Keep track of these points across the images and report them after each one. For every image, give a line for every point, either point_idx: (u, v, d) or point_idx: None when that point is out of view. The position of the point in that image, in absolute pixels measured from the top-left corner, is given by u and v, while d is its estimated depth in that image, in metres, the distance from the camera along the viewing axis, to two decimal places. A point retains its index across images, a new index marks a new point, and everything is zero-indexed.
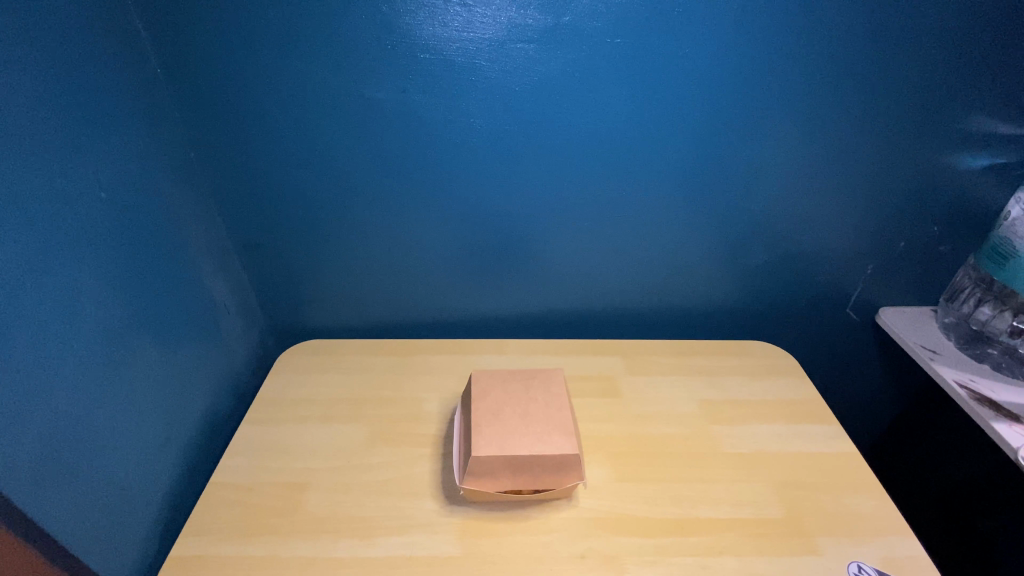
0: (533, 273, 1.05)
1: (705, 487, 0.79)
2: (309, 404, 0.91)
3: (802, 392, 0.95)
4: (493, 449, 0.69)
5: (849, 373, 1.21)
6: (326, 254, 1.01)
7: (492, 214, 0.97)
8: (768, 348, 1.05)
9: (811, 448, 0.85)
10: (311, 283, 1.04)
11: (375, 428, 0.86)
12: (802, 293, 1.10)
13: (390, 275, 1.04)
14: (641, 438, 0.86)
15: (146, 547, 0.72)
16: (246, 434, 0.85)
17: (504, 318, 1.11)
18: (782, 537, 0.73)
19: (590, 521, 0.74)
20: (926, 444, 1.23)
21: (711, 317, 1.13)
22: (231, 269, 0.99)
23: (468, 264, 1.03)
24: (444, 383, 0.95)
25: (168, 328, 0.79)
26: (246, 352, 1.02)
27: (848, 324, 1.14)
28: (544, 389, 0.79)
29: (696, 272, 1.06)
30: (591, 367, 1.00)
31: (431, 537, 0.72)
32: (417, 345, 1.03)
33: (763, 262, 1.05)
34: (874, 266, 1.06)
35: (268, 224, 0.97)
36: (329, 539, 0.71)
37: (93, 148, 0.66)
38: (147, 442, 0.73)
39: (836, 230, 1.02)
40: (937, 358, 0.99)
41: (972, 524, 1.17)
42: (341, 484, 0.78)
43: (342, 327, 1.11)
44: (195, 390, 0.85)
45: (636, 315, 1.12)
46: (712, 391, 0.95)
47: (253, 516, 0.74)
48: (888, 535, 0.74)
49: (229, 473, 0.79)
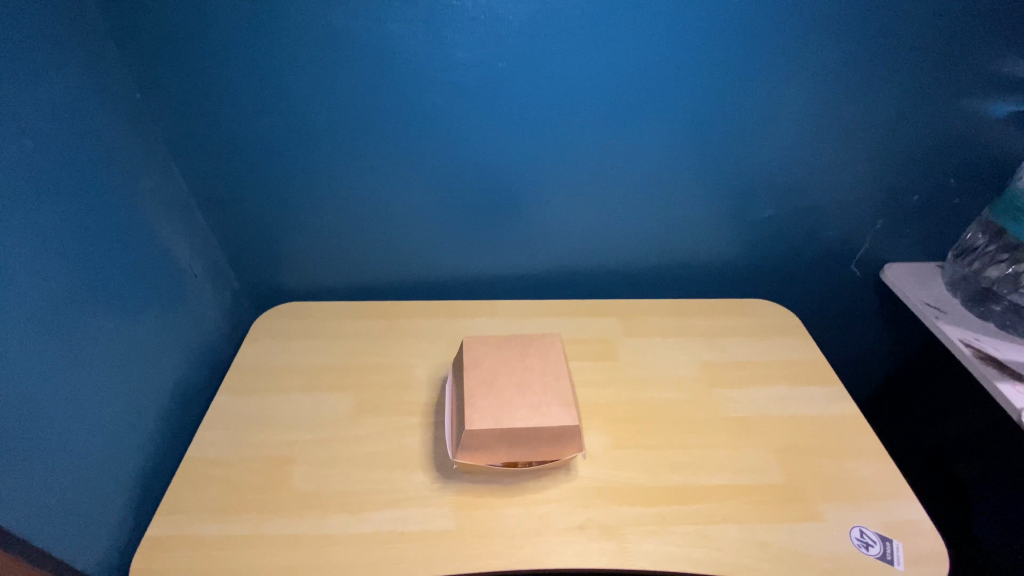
0: (524, 229, 0.98)
1: (705, 453, 0.77)
2: (290, 372, 0.85)
3: (804, 353, 0.92)
4: (487, 423, 0.65)
5: (850, 332, 1.18)
6: (304, 210, 0.93)
7: (480, 163, 0.89)
8: (770, 306, 1.01)
9: (811, 411, 0.83)
10: (285, 240, 0.96)
11: (363, 397, 0.82)
12: (807, 248, 1.05)
13: (373, 233, 0.96)
14: (640, 404, 0.83)
15: (121, 527, 0.68)
16: (222, 405, 0.80)
17: (496, 278, 1.05)
18: (784, 503, 0.71)
19: (589, 490, 0.72)
20: (925, 402, 1.20)
21: (714, 276, 1.08)
22: (194, 225, 0.90)
23: (455, 217, 0.95)
24: (434, 348, 0.90)
25: (121, 293, 0.71)
26: (220, 317, 0.95)
27: (852, 281, 1.10)
28: (541, 356, 0.73)
29: (698, 226, 1.00)
30: (588, 329, 0.95)
31: (424, 510, 0.69)
32: (406, 308, 0.97)
33: (769, 216, 0.99)
34: (883, 220, 1.02)
35: (233, 175, 0.88)
36: (318, 515, 0.68)
37: (13, 85, 0.57)
38: (108, 419, 0.67)
39: (848, 183, 0.96)
40: (943, 317, 0.97)
41: (964, 486, 1.14)
42: (327, 457, 0.74)
43: (322, 288, 1.04)
44: (161, 360, 0.78)
45: (633, 272, 1.06)
46: (713, 352, 0.92)
47: (234, 494, 0.70)
48: (888, 499, 0.72)
49: (206, 448, 0.75)
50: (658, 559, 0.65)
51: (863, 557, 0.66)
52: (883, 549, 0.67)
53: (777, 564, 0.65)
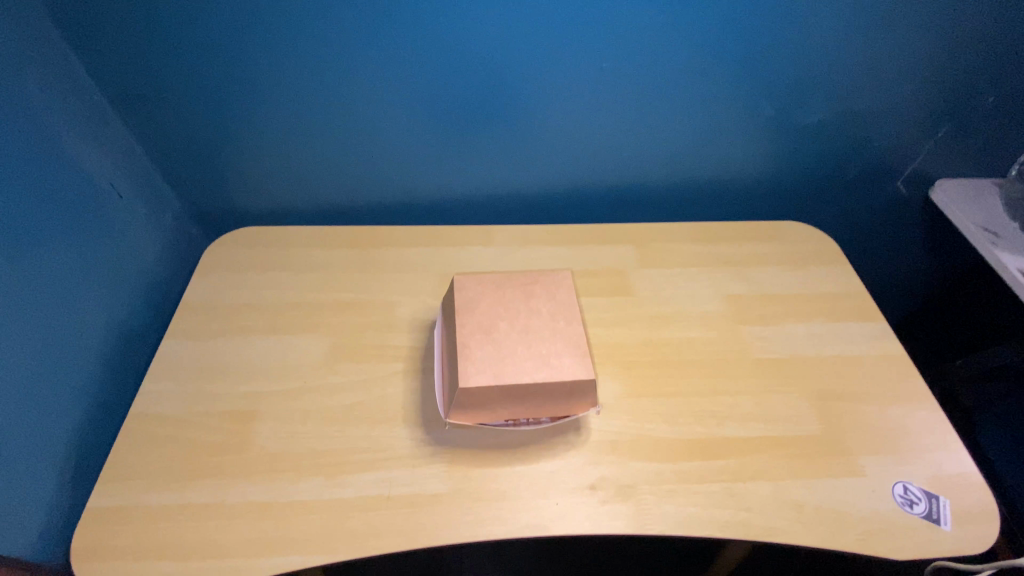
0: (524, 137, 0.82)
1: (732, 400, 0.67)
2: (250, 311, 0.72)
3: (843, 284, 0.81)
4: (486, 378, 0.54)
5: (883, 258, 1.07)
6: (255, 112, 0.75)
7: (468, 48, 0.71)
8: (805, 230, 0.88)
9: (851, 350, 0.73)
10: (234, 151, 0.79)
11: (338, 340, 0.70)
12: (851, 161, 0.90)
13: (342, 141, 0.79)
14: (659, 346, 0.72)
15: (53, 499, 0.58)
16: (171, 351, 0.68)
17: (491, 198, 0.90)
18: (821, 457, 0.63)
19: (602, 446, 0.63)
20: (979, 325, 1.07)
21: (742, 195, 0.94)
22: (113, 132, 0.73)
23: (440, 121, 0.78)
24: (420, 282, 0.77)
25: (12, 213, 0.56)
26: (163, 247, 0.80)
27: (895, 200, 0.97)
28: (549, 295, 0.61)
29: (729, 134, 0.84)
30: (598, 260, 0.82)
31: (413, 472, 0.59)
32: (387, 235, 0.83)
33: (813, 121, 0.84)
34: (945, 128, 0.87)
35: (154, 64, 0.69)
36: (288, 480, 0.58)
37: None
38: (16, 373, 0.55)
39: (914, 78, 0.80)
40: (1000, 243, 0.85)
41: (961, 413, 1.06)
42: (297, 412, 0.63)
43: (286, 211, 0.88)
44: (87, 299, 0.65)
45: (650, 191, 0.92)
46: (740, 284, 0.80)
47: (188, 456, 0.60)
48: (935, 451, 0.64)
49: (153, 402, 0.64)
50: (679, 523, 0.58)
51: (906, 516, 0.59)
52: (929, 508, 0.60)
53: (814, 525, 0.58)
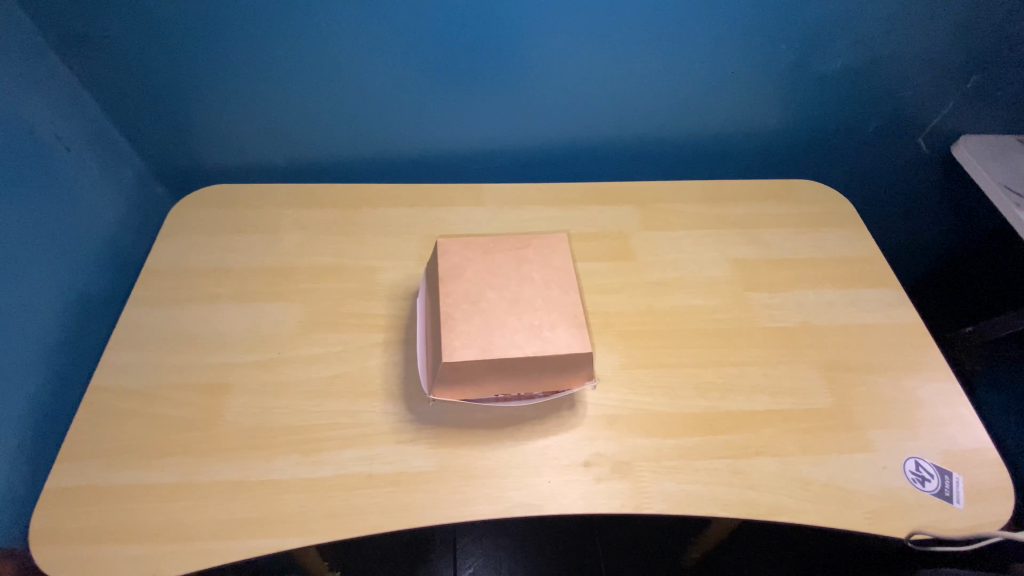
0: (517, 84, 0.74)
1: (737, 371, 0.63)
2: (220, 277, 0.67)
3: (857, 248, 0.76)
4: (472, 352, 0.49)
5: (898, 218, 1.01)
6: (217, 54, 0.67)
7: None
8: (819, 190, 0.83)
9: (864, 319, 0.69)
10: (197, 100, 0.72)
11: (314, 308, 0.65)
12: (871, 114, 0.84)
13: (315, 88, 0.72)
14: (661, 314, 0.67)
15: (5, 480, 0.53)
16: (133, 320, 0.63)
17: (482, 154, 0.83)
18: (829, 431, 0.60)
19: (598, 421, 0.59)
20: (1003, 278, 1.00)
21: (752, 151, 0.87)
22: (56, 76, 0.65)
23: (424, 65, 0.71)
24: (404, 245, 0.71)
25: None
26: (122, 206, 0.73)
27: (914, 157, 0.91)
28: (542, 261, 0.56)
29: (742, 82, 0.77)
30: (597, 221, 0.76)
31: (397, 449, 0.56)
32: (368, 194, 0.77)
33: (835, 68, 0.77)
34: (977, 78, 0.79)
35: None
36: (262, 458, 0.54)
37: None
38: None
39: (950, 19, 0.72)
40: None
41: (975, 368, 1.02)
42: (271, 386, 0.59)
43: (259, 168, 0.81)
44: (34, 264, 0.59)
45: (653, 146, 0.85)
46: (749, 247, 0.75)
47: (154, 433, 0.55)
48: (949, 425, 0.61)
49: (114, 376, 0.59)
50: (680, 502, 0.54)
51: (919, 494, 0.56)
52: (941, 485, 0.57)
53: (822, 503, 0.55)
